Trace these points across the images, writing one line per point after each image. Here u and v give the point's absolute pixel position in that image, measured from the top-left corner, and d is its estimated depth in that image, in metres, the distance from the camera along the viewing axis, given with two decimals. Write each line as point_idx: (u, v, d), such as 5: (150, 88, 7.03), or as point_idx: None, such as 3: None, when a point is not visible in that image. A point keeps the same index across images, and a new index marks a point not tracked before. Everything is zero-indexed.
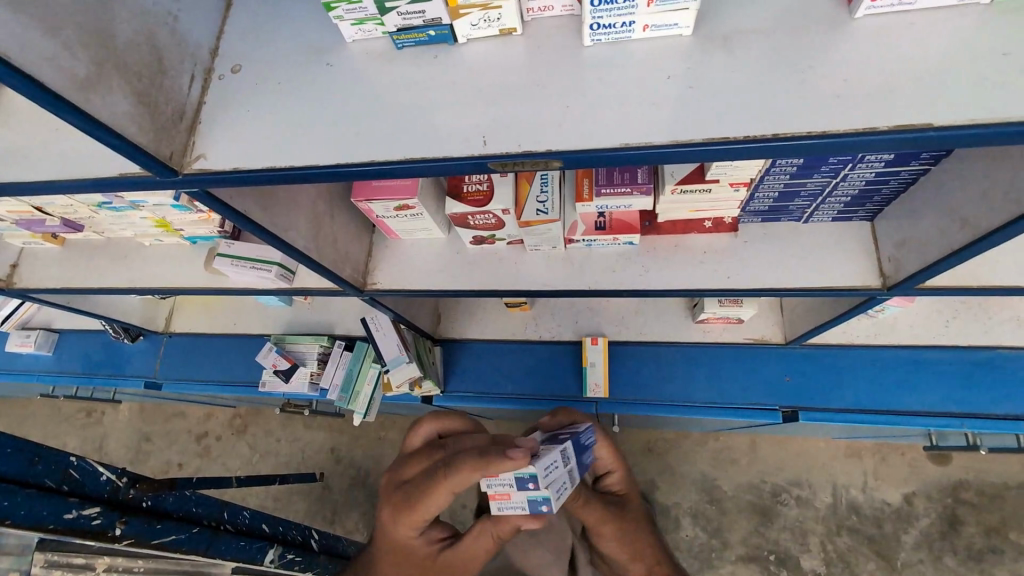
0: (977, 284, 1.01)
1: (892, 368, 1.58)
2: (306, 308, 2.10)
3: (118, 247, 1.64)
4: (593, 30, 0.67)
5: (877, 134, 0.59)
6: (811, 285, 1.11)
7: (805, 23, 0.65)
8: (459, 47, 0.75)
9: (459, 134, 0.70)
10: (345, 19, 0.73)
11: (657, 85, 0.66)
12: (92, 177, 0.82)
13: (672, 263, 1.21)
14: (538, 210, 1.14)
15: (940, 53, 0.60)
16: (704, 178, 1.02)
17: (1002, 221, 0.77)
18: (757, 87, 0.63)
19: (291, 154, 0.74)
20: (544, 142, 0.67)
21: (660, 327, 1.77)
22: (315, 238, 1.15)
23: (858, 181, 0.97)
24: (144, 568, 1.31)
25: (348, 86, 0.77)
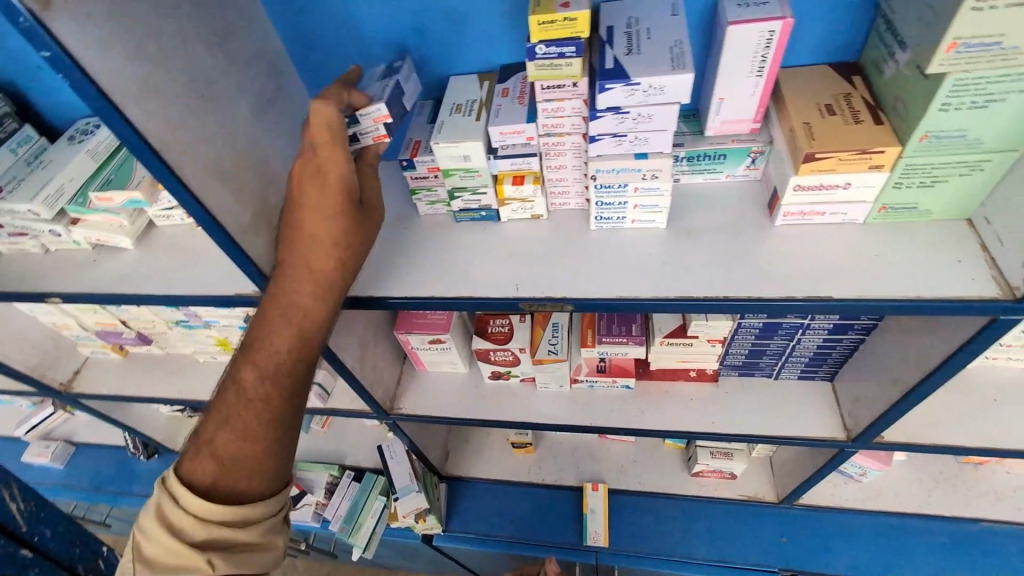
0: (930, 440, 1.15)
1: (886, 536, 1.62)
2: (322, 436, 2.23)
3: (175, 362, 1.85)
4: (598, 219, 0.96)
5: (796, 301, 0.81)
6: (785, 434, 1.27)
7: (745, 225, 0.92)
8: (501, 224, 1.04)
9: (496, 283, 0.96)
10: (423, 200, 1.04)
11: (642, 259, 0.92)
12: (212, 294, 1.07)
13: (663, 407, 1.39)
14: (549, 350, 1.36)
15: (840, 250, 0.85)
16: (686, 333, 1.26)
17: (918, 378, 0.97)
18: (714, 265, 0.88)
19: (370, 288, 1.00)
20: (560, 292, 0.92)
21: (657, 477, 1.85)
22: (359, 360, 1.37)
23: (811, 344, 1.20)
24: None
25: (416, 245, 1.05)
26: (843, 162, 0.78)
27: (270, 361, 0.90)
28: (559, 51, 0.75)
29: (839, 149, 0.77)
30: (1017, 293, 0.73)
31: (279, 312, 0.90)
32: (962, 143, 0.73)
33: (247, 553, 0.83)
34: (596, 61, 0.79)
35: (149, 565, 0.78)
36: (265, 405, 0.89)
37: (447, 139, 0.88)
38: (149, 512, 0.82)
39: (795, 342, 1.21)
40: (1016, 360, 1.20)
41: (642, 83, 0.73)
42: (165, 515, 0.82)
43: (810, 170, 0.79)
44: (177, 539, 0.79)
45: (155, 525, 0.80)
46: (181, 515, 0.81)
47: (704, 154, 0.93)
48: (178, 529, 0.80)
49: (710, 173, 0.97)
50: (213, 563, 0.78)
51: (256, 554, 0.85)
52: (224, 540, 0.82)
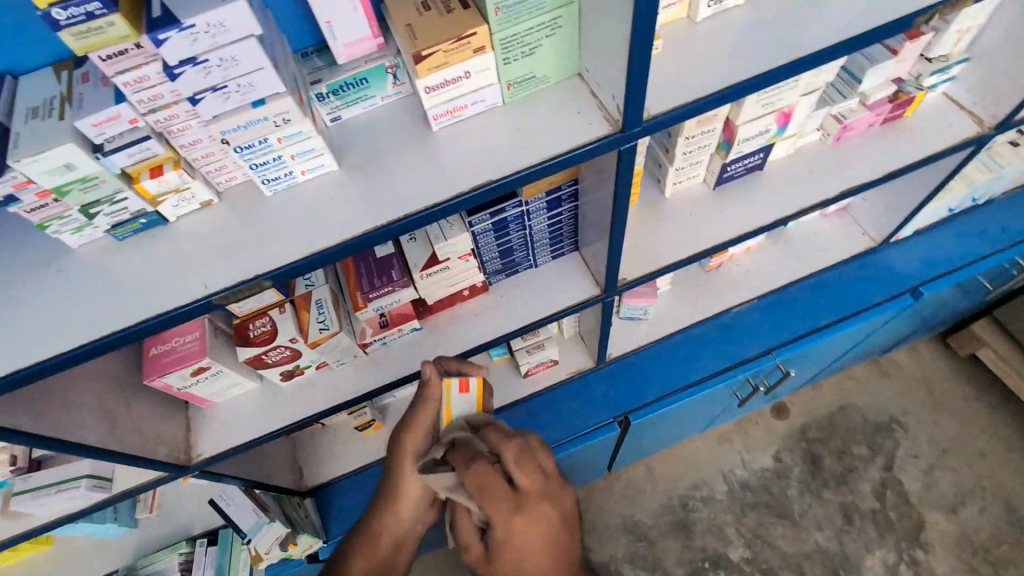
0: (656, 265, 1.36)
1: (675, 354, 1.95)
2: (154, 521, 1.94)
3: None
4: (267, 183, 0.89)
5: (467, 194, 0.86)
6: (558, 308, 1.40)
7: (412, 139, 0.93)
8: (173, 224, 0.93)
9: (186, 288, 0.86)
10: (63, 231, 0.87)
11: (328, 208, 0.90)
12: None
13: (456, 333, 1.44)
14: (320, 328, 1.30)
15: (494, 135, 0.90)
16: (438, 260, 1.29)
17: (612, 219, 1.11)
18: (394, 188, 0.89)
19: (38, 353, 0.83)
20: (255, 270, 0.86)
21: (497, 393, 1.94)
22: (111, 430, 1.18)
23: (542, 225, 1.31)
24: None
25: (81, 284, 0.89)
26: (449, 52, 0.81)
27: None
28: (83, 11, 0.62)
29: (439, 42, 0.79)
30: (619, 123, 0.85)
31: None
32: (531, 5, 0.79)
33: None
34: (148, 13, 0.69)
35: None
36: None
37: (27, 153, 0.73)
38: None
39: (529, 228, 1.30)
40: (694, 178, 1.44)
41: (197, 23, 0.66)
42: None
43: (428, 69, 0.81)
44: None
45: None
46: None
47: (345, 84, 0.90)
48: None
49: (364, 100, 0.95)
50: None
51: None
52: None
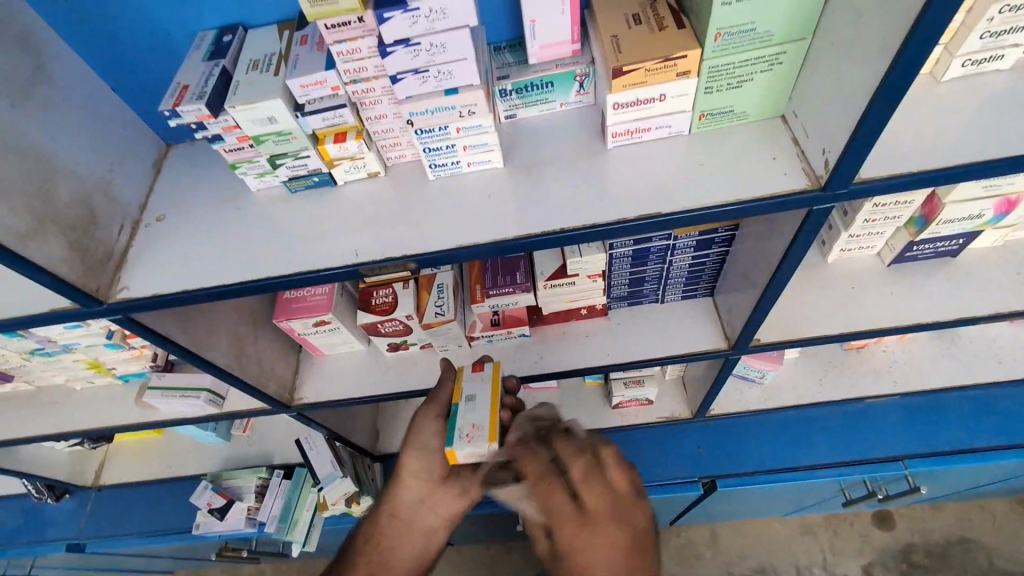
0: (799, 334, 1.22)
1: (783, 430, 1.78)
2: (244, 440, 2.12)
3: (50, 394, 1.68)
4: (433, 167, 0.91)
5: (628, 222, 0.81)
6: (676, 353, 1.31)
7: (582, 152, 0.90)
8: (339, 187, 0.97)
9: (337, 251, 0.90)
10: (249, 174, 0.95)
11: (482, 204, 0.89)
12: (24, 314, 0.96)
13: (562, 350, 1.40)
14: (436, 312, 1.31)
15: (671, 164, 0.84)
16: (566, 273, 1.25)
17: (772, 276, 1.00)
18: (554, 198, 0.86)
19: (203, 278, 0.91)
20: (403, 250, 0.87)
21: (580, 416, 1.88)
22: (237, 357, 1.28)
23: (683, 263, 1.23)
24: None
25: (251, 225, 0.96)
26: (650, 72, 0.76)
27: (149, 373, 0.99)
28: None
29: (643, 59, 0.75)
30: (822, 181, 0.75)
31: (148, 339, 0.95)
32: (755, 37, 0.72)
33: None
34: None
35: None
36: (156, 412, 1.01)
37: (241, 100, 0.80)
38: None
39: (668, 264, 1.23)
40: (867, 248, 1.28)
41: (420, 7, 0.68)
42: None
43: (623, 86, 0.77)
44: None
45: None
46: None
47: (530, 84, 0.89)
48: None
49: (544, 103, 0.93)
50: None
51: None
52: None
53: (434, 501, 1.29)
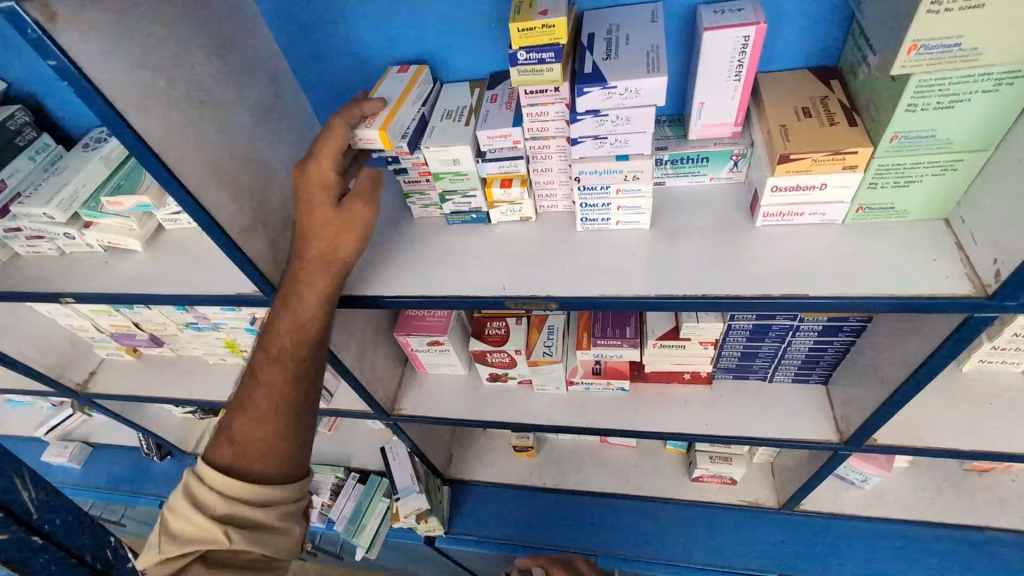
0: (921, 443, 1.16)
1: (887, 541, 1.63)
2: (329, 438, 2.25)
3: (186, 363, 1.89)
4: (583, 220, 0.99)
5: (774, 299, 0.83)
6: (779, 436, 1.28)
7: (728, 224, 0.94)
8: (491, 226, 1.07)
9: (486, 281, 0.99)
10: (416, 203, 1.08)
11: (626, 258, 0.95)
12: (217, 293, 1.14)
13: (659, 410, 1.40)
14: (545, 351, 1.37)
15: (822, 250, 0.86)
16: (678, 336, 1.27)
17: (906, 377, 0.98)
18: (697, 265, 0.90)
19: (365, 287, 1.04)
20: (545, 290, 0.95)
21: (657, 482, 1.85)
22: (358, 361, 1.40)
23: (802, 346, 1.21)
24: None
25: (411, 247, 1.08)
26: (817, 163, 0.80)
27: (279, 352, 0.99)
28: (539, 57, 0.78)
29: (813, 151, 0.79)
30: (988, 290, 0.74)
31: (300, 309, 0.99)
32: (931, 144, 0.75)
33: (265, 533, 0.91)
34: (575, 66, 0.83)
35: (174, 536, 0.88)
36: (277, 388, 0.98)
37: (437, 143, 0.93)
38: (179, 492, 0.92)
39: (786, 344, 1.22)
40: (1012, 363, 1.20)
41: (618, 86, 0.78)
42: (191, 492, 0.91)
43: (786, 171, 0.81)
44: (203, 515, 0.88)
45: (184, 501, 0.89)
46: (204, 490, 0.90)
47: (687, 157, 0.96)
48: (204, 504, 0.89)
49: (695, 176, 0.99)
50: (229, 536, 0.87)
51: (276, 537, 0.92)
52: (241, 516, 0.90)
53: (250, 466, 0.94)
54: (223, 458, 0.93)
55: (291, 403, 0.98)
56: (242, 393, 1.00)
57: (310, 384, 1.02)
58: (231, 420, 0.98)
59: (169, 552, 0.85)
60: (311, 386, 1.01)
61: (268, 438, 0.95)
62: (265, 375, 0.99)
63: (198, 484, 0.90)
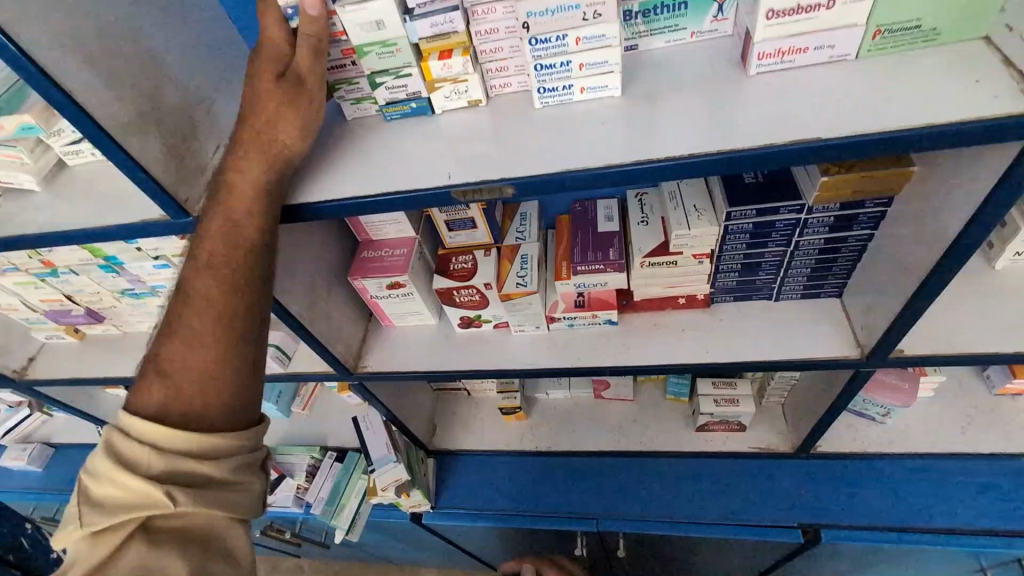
0: (958, 348, 1.00)
1: (913, 477, 1.49)
2: (303, 418, 2.09)
3: (133, 340, 1.72)
4: (541, 93, 0.82)
5: (779, 147, 0.67)
6: (791, 357, 1.11)
7: (716, 80, 0.77)
8: (436, 117, 0.90)
9: (431, 173, 0.82)
10: (346, 99, 0.90)
11: (596, 130, 0.79)
12: (119, 224, 0.97)
13: (653, 342, 1.23)
14: (518, 283, 1.21)
15: (833, 90, 0.70)
16: (668, 250, 1.11)
17: (939, 256, 0.82)
18: (678, 126, 0.74)
19: (290, 195, 0.87)
20: (501, 174, 0.78)
21: (658, 434, 1.70)
22: (307, 307, 1.22)
23: (811, 248, 1.04)
24: None
25: (344, 149, 0.91)
26: None
27: (217, 265, 0.83)
28: None
29: None
30: None
31: (233, 209, 0.83)
32: None
33: (217, 489, 0.75)
34: None
35: (95, 507, 0.71)
36: (214, 307, 0.81)
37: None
38: (98, 451, 0.75)
39: (793, 249, 1.05)
40: None
41: None
42: (115, 448, 0.74)
43: None
44: (133, 474, 0.71)
45: (107, 461, 0.73)
46: (132, 445, 0.73)
47: (660, 5, 0.79)
48: (132, 461, 0.73)
49: (672, 32, 0.82)
50: (174, 497, 0.71)
51: (232, 492, 0.76)
52: (185, 471, 0.74)
53: (186, 403, 0.77)
54: (155, 406, 0.77)
55: (237, 336, 0.82)
56: (171, 320, 0.83)
57: (254, 301, 0.85)
58: (159, 351, 0.81)
59: (94, 525, 0.70)
60: (258, 305, 0.85)
61: (205, 367, 0.79)
62: (198, 294, 0.82)
63: (125, 440, 0.74)
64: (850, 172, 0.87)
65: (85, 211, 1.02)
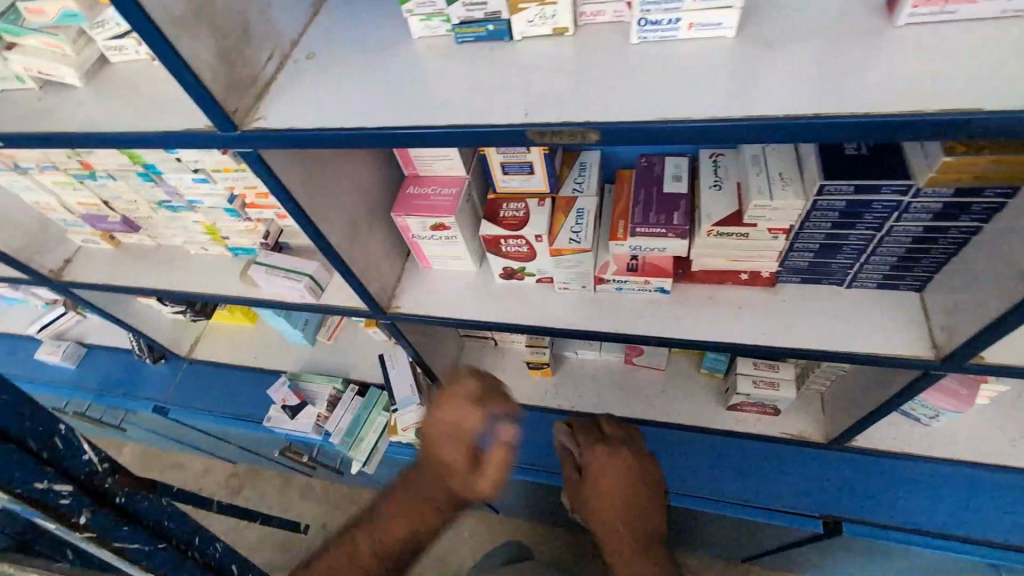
0: None
1: (948, 484, 1.44)
2: (328, 348, 2.09)
3: (167, 253, 1.70)
4: (641, 26, 0.72)
5: (915, 117, 0.60)
6: (857, 350, 1.03)
7: (844, 32, 0.68)
8: (514, 44, 0.81)
9: (506, 107, 0.74)
10: (415, 13, 0.81)
11: (703, 76, 0.70)
12: (160, 131, 0.91)
13: (705, 317, 1.15)
14: (571, 239, 1.13)
15: (988, 58, 0.61)
16: (742, 221, 1.02)
17: None
18: (797, 84, 0.65)
19: (354, 114, 0.80)
20: (587, 115, 0.70)
21: (687, 407, 1.65)
22: (348, 239, 1.16)
23: (905, 235, 0.95)
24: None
25: (409, 71, 0.83)
26: None
27: None
28: None
29: None
30: None
31: None
32: None
33: None
34: None
35: None
36: None
37: None
38: None
39: (884, 234, 0.95)
40: None
41: None
42: None
43: None
44: None
45: None
46: None
47: None
48: None
49: None
50: None
51: None
52: None
53: None
54: None
55: None
56: None
57: None
58: None
59: None
60: None
61: None
62: None
63: None
64: (980, 155, 0.75)
65: (125, 113, 0.95)
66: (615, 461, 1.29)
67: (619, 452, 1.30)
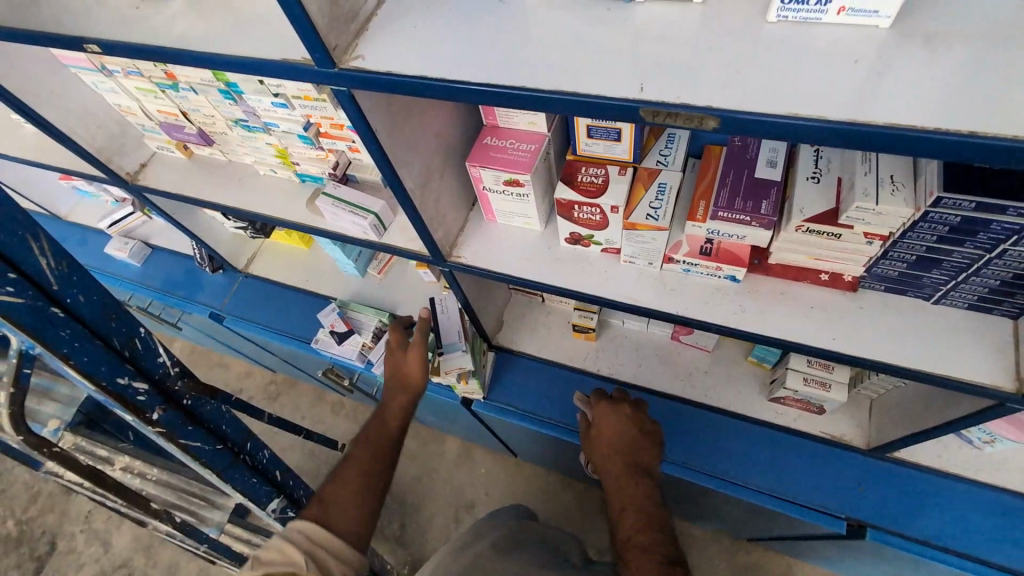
0: None
1: (986, 509, 1.41)
2: (378, 282, 2.13)
3: (235, 171, 1.73)
4: (783, 4, 0.66)
5: None
6: (933, 370, 0.99)
7: (1011, 39, 0.62)
8: (633, 6, 0.76)
9: (618, 79, 0.70)
10: None
11: (843, 68, 0.65)
12: (256, 58, 0.89)
13: (774, 312, 1.12)
14: (648, 214, 1.10)
15: None
16: (837, 221, 0.96)
17: None
18: (951, 93, 0.60)
19: (457, 64, 0.77)
20: (706, 98, 0.66)
21: (728, 393, 1.64)
22: (421, 186, 1.16)
23: (1016, 263, 0.87)
24: (155, 477, 1.55)
25: (518, 23, 0.79)
26: None
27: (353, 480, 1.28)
28: None
29: None
30: None
31: None
32: None
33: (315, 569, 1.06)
34: None
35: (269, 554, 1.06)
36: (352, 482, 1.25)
37: None
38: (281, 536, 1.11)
39: (991, 257, 0.88)
40: None
41: None
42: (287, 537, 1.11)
43: None
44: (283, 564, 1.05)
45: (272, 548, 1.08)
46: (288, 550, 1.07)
47: None
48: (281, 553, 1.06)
49: None
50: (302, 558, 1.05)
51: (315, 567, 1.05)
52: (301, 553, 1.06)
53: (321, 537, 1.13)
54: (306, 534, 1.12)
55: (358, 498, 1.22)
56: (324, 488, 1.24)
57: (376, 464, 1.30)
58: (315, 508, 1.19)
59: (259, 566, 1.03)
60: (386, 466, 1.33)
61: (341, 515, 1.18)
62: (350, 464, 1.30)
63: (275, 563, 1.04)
64: None
65: (222, 33, 0.94)
66: (624, 414, 1.42)
67: (620, 408, 1.44)
